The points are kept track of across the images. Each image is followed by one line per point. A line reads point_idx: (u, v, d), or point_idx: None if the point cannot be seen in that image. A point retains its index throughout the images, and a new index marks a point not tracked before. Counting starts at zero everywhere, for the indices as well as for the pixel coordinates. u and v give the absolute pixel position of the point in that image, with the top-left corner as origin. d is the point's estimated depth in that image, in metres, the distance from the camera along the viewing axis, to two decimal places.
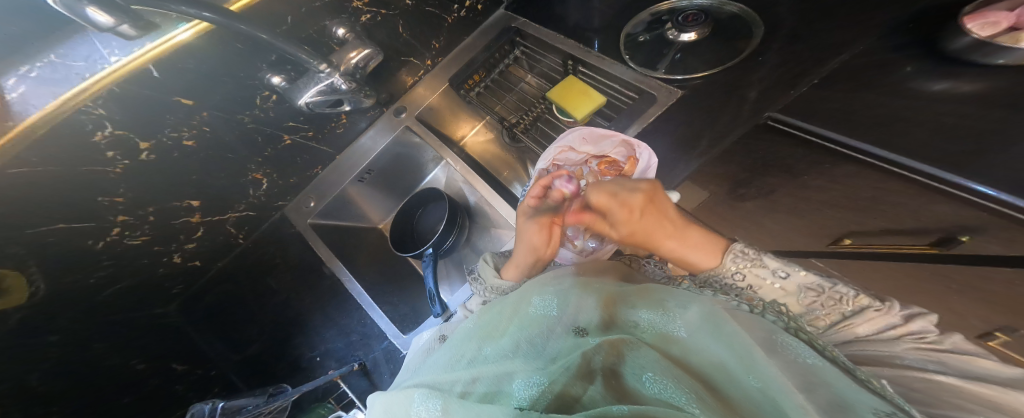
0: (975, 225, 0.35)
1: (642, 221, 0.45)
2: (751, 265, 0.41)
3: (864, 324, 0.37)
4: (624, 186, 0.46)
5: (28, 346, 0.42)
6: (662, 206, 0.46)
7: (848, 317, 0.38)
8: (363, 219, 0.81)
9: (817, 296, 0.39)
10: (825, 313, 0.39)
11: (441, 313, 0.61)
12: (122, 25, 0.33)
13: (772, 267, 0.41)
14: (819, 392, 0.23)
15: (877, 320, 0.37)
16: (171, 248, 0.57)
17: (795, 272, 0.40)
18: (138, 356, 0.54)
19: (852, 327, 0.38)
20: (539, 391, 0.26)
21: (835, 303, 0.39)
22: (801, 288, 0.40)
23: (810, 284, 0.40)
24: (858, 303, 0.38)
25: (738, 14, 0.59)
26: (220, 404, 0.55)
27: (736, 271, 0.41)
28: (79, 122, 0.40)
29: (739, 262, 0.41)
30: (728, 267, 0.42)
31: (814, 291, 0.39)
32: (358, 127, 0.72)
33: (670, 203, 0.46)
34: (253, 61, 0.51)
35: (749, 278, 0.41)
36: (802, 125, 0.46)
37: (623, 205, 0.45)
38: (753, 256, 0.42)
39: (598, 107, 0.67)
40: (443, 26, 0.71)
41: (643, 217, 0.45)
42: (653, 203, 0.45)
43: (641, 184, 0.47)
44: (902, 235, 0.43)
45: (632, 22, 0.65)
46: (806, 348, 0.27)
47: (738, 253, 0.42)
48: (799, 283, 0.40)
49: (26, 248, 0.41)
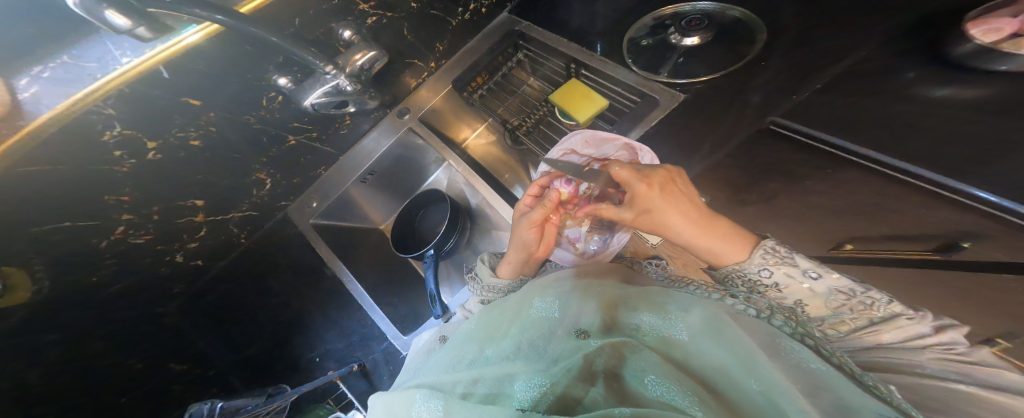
0: (979, 232, 0.35)
1: (662, 201, 0.42)
2: (779, 263, 0.40)
3: (891, 332, 0.36)
4: (635, 178, 0.43)
5: (28, 343, 0.42)
6: (683, 188, 0.43)
7: (877, 324, 0.37)
8: (365, 220, 0.82)
9: (847, 300, 0.38)
10: (851, 317, 0.38)
11: (442, 314, 0.61)
12: (138, 27, 0.35)
13: (802, 267, 0.39)
14: (821, 396, 0.23)
15: (906, 329, 0.36)
16: (174, 247, 0.57)
17: (828, 273, 0.38)
18: (136, 355, 0.54)
19: (877, 335, 0.37)
20: (541, 393, 0.27)
21: (865, 309, 0.37)
22: (830, 291, 0.38)
23: (842, 287, 0.38)
24: (890, 310, 0.36)
25: (741, 20, 0.59)
26: (218, 404, 0.56)
27: (762, 267, 0.40)
28: (89, 122, 0.41)
29: (768, 258, 0.40)
30: (754, 262, 0.41)
31: (843, 295, 0.38)
32: (361, 128, 0.72)
33: (691, 189, 0.44)
34: (259, 62, 0.52)
35: (776, 275, 0.40)
36: (805, 130, 0.46)
37: (636, 200, 0.43)
38: (783, 254, 0.40)
39: (601, 110, 0.67)
40: (447, 29, 0.72)
41: (663, 196, 0.42)
42: (669, 193, 0.42)
43: (656, 174, 0.43)
44: (902, 241, 0.43)
45: (635, 26, 0.65)
46: (809, 353, 0.28)
47: (767, 250, 0.40)
48: (829, 285, 0.38)
49: (30, 246, 0.41)
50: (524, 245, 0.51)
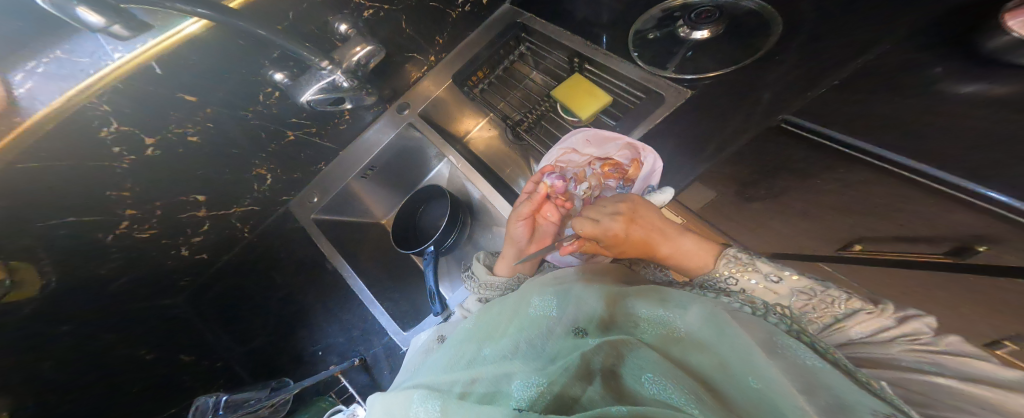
0: (994, 236, 0.34)
1: (632, 243, 0.45)
2: (742, 269, 0.40)
3: (858, 327, 0.36)
4: (600, 235, 0.45)
5: (43, 334, 0.43)
6: (644, 220, 0.45)
7: (840, 319, 0.36)
8: (366, 214, 0.82)
9: (809, 300, 0.38)
10: (817, 316, 0.37)
11: (441, 311, 0.62)
12: (114, 25, 0.35)
13: (763, 271, 0.40)
14: (819, 393, 0.23)
15: (869, 323, 0.36)
16: (178, 241, 0.58)
17: (788, 275, 0.40)
18: (146, 346, 0.54)
19: (846, 329, 0.36)
20: (538, 392, 0.27)
21: (827, 307, 0.37)
22: (792, 292, 0.39)
23: (802, 287, 0.39)
24: (850, 306, 0.37)
25: (755, 11, 0.56)
26: (223, 398, 0.59)
27: (728, 275, 0.41)
28: (85, 118, 0.41)
29: (732, 266, 0.41)
30: (721, 270, 0.41)
31: (806, 295, 0.38)
32: (363, 121, 0.72)
33: (650, 212, 0.46)
34: (256, 57, 0.51)
35: (740, 281, 0.40)
36: (814, 128, 0.44)
37: (610, 249, 0.46)
38: (746, 260, 0.41)
39: (605, 106, 0.66)
40: (447, 21, 0.70)
41: (630, 239, 0.45)
42: (635, 234, 0.45)
43: (615, 223, 0.44)
44: (914, 243, 0.42)
45: (643, 17, 0.63)
46: (806, 350, 0.27)
47: (731, 258, 0.42)
48: (790, 286, 0.39)
49: (36, 240, 0.42)
50: (514, 238, 0.55)
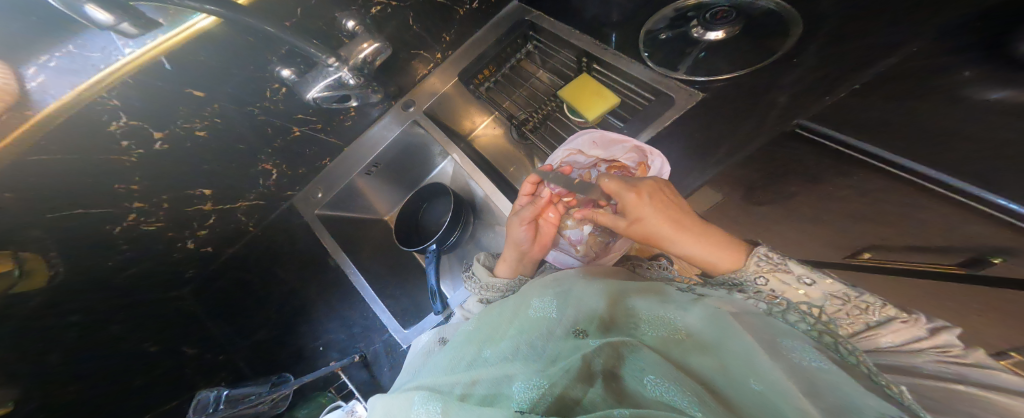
0: (1013, 248, 0.33)
1: (655, 210, 0.42)
2: (774, 270, 0.37)
3: (890, 336, 0.35)
4: (623, 189, 0.44)
5: (52, 324, 0.44)
6: (671, 196, 0.43)
7: (873, 327, 0.35)
8: (370, 211, 0.82)
9: (842, 305, 0.36)
10: (849, 323, 0.36)
11: (441, 310, 0.63)
12: (123, 23, 0.37)
13: (797, 273, 0.37)
14: (822, 396, 0.22)
15: (902, 332, 0.34)
16: (184, 234, 0.58)
17: (822, 279, 0.36)
18: (152, 340, 0.55)
19: (877, 337, 0.35)
20: (539, 394, 0.26)
21: (860, 313, 0.35)
22: (825, 296, 0.36)
23: (837, 292, 0.36)
24: (885, 313, 0.35)
25: (773, 11, 0.54)
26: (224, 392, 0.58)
27: (758, 275, 0.38)
28: (95, 112, 0.41)
29: (762, 265, 0.38)
30: (749, 269, 0.38)
31: (840, 300, 0.36)
32: (370, 116, 0.71)
33: (677, 196, 0.43)
34: (263, 53, 0.51)
35: (771, 283, 0.37)
36: (835, 136, 0.43)
37: (627, 210, 0.43)
38: (778, 261, 0.38)
39: (612, 107, 0.65)
40: (455, 18, 0.69)
41: (653, 204, 0.42)
42: (659, 201, 0.42)
43: (644, 183, 0.44)
44: (930, 253, 0.40)
45: (655, 17, 0.62)
46: (810, 352, 0.27)
47: (762, 257, 0.38)
48: (824, 290, 0.36)
49: (45, 231, 0.42)
50: (518, 244, 0.51)
